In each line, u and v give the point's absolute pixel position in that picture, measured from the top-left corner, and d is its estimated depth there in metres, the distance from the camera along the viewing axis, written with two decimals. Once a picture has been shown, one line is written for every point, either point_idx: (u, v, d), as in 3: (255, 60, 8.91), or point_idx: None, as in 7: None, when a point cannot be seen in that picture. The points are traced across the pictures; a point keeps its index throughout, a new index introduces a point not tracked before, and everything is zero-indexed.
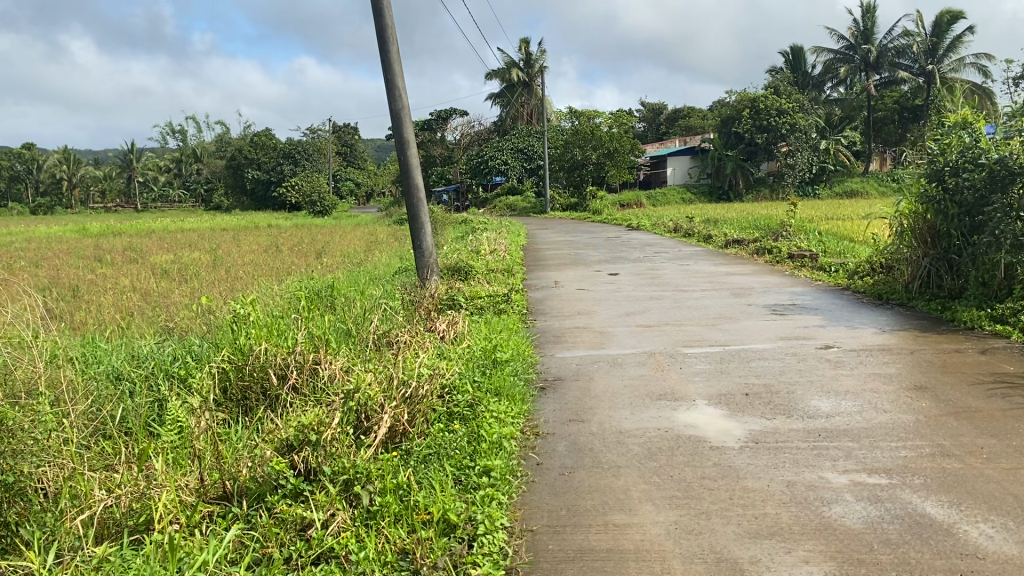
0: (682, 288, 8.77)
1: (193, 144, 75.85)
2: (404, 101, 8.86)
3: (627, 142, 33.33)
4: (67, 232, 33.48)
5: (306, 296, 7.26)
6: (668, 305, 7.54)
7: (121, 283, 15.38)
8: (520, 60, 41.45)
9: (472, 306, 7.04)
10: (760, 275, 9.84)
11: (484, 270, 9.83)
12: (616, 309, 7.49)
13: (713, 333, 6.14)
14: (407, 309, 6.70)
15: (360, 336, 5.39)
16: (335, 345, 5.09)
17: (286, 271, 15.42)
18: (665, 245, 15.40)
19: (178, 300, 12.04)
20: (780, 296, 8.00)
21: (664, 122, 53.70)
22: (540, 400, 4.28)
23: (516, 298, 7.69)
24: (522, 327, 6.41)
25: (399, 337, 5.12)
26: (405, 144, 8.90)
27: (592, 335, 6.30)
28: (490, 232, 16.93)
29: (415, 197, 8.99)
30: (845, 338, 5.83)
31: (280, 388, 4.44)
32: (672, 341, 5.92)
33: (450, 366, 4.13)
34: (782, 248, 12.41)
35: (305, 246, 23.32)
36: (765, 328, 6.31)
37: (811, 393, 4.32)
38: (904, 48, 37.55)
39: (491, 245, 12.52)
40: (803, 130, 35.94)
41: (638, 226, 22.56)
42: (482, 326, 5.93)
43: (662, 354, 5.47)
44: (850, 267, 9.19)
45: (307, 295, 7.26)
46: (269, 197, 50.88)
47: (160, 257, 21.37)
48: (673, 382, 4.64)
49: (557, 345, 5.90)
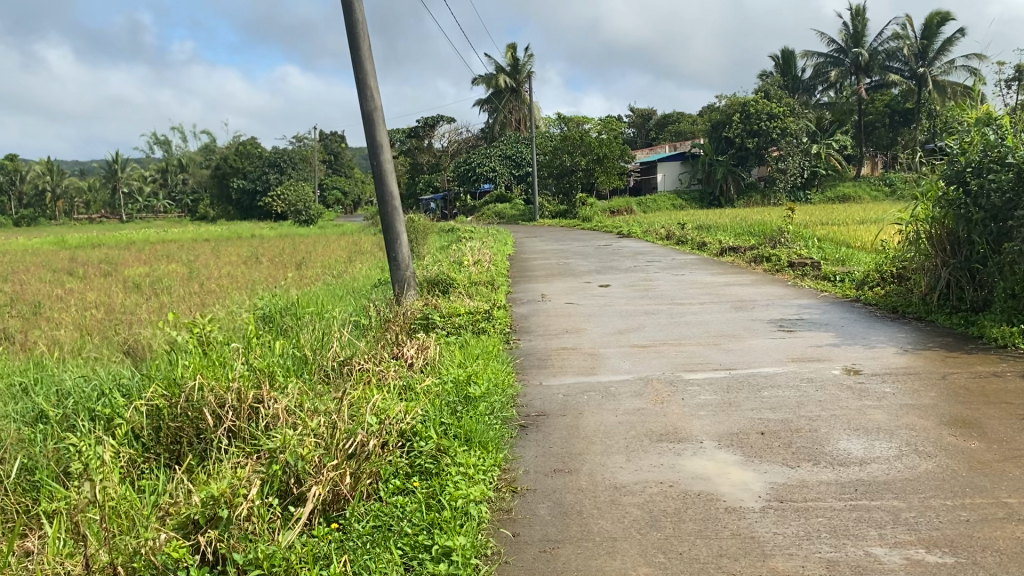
0: (679, 301, 8.14)
1: (180, 153, 75.02)
2: (377, 102, 8.23)
3: (617, 148, 32.74)
4: (46, 245, 32.66)
5: (266, 319, 6.60)
6: (664, 322, 6.90)
7: (88, 298, 14.62)
8: (507, 67, 40.86)
9: (449, 325, 6.40)
10: (759, 285, 9.24)
11: (466, 283, 9.20)
12: (608, 326, 6.86)
13: (715, 355, 5.50)
14: (375, 330, 6.05)
15: (317, 365, 4.75)
16: (284, 376, 4.45)
17: (263, 284, 14.76)
18: (658, 254, 14.79)
19: (145, 317, 11.37)
20: (785, 310, 7.37)
21: (653, 128, 53.24)
22: (516, 443, 3.64)
23: (499, 315, 7.05)
24: (501, 349, 5.76)
25: (359, 367, 4.48)
26: (377, 148, 8.26)
27: (581, 358, 5.66)
28: (476, 241, 16.28)
29: (389, 206, 8.35)
30: (865, 359, 5.21)
31: (213, 432, 3.80)
32: (670, 364, 5.28)
33: (413, 407, 3.49)
34: (781, 256, 11.81)
35: (286, 256, 22.60)
36: (772, 347, 5.68)
37: (837, 432, 3.69)
38: (894, 52, 37.23)
39: (474, 255, 11.88)
40: (795, 135, 35.55)
41: (629, 233, 22.01)
42: (457, 351, 5.28)
43: (660, 380, 4.83)
44: (858, 277, 8.60)
45: (268, 318, 6.60)
46: (255, 207, 50.19)
47: (134, 269, 20.60)
48: (673, 418, 4.00)
49: (540, 371, 5.26)
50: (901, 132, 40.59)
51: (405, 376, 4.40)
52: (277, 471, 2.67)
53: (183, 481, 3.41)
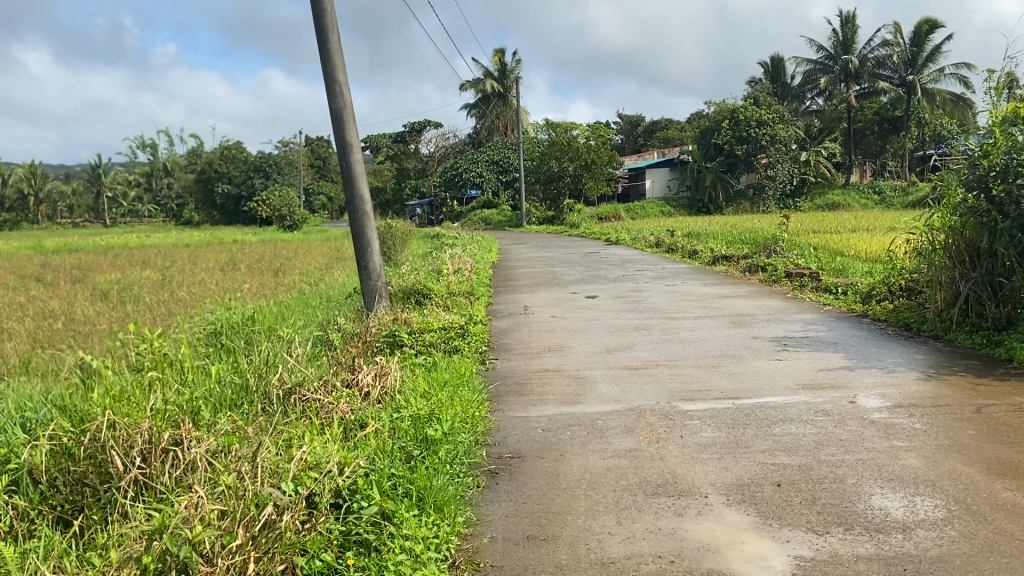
0: (672, 315, 7.53)
1: (165, 157, 74.29)
2: (346, 99, 7.60)
3: (605, 154, 32.25)
4: (21, 249, 31.85)
5: (217, 336, 5.98)
6: (657, 339, 6.29)
7: (51, 306, 13.91)
8: (495, 71, 40.35)
9: (418, 343, 5.77)
10: (757, 298, 8.67)
11: (444, 294, 8.57)
12: (595, 343, 6.24)
13: (715, 380, 4.88)
14: (334, 348, 5.43)
15: (259, 394, 4.13)
16: (216, 411, 3.82)
17: (235, 291, 14.11)
18: (647, 262, 14.20)
19: (103, 329, 10.69)
20: (788, 326, 6.77)
21: (642, 134, 52.84)
22: (483, 498, 3.02)
23: (475, 329, 6.41)
24: (475, 373, 5.13)
25: (304, 401, 3.88)
26: (346, 148, 7.61)
27: (565, 382, 5.04)
28: (458, 247, 15.69)
29: (360, 212, 7.73)
30: (884, 387, 4.61)
31: (118, 482, 3.16)
32: (664, 392, 4.65)
33: (356, 456, 2.88)
34: (776, 265, 11.27)
35: (265, 262, 21.90)
36: (779, 371, 5.06)
37: (868, 485, 3.06)
38: (883, 59, 36.72)
39: (454, 263, 11.23)
40: (784, 141, 35.20)
41: (616, 241, 21.46)
42: (423, 376, 4.65)
43: (655, 412, 4.20)
44: (864, 289, 8.03)
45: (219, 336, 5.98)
46: (240, 212, 49.47)
47: (106, 276, 19.87)
48: (672, 463, 3.37)
49: (516, 399, 4.62)
50: (890, 140, 40.29)
51: (357, 411, 3.80)
52: (154, 562, 2.06)
53: (71, 551, 2.79)
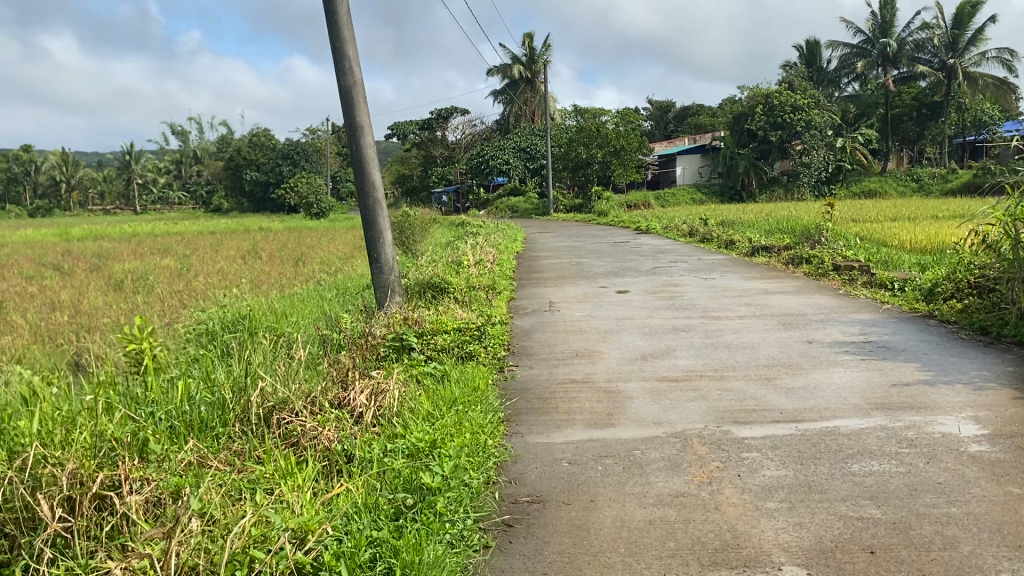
0: (713, 314, 6.82)
1: (196, 144, 74.46)
2: (355, 76, 6.94)
3: (634, 141, 31.30)
4: (48, 236, 31.72)
5: (206, 341, 5.36)
6: (699, 343, 5.60)
7: (64, 296, 13.48)
8: (522, 56, 39.55)
9: (429, 348, 5.11)
10: (804, 294, 7.93)
11: (463, 288, 7.91)
12: (629, 348, 5.56)
13: (771, 398, 4.17)
14: (334, 355, 4.79)
15: (231, 420, 3.48)
16: (175, 442, 3.18)
17: (251, 282, 13.57)
18: (682, 253, 13.43)
19: (109, 322, 10.18)
20: (845, 329, 6.02)
21: (672, 120, 51.78)
22: (490, 570, 2.37)
23: (494, 330, 5.74)
24: (490, 385, 4.45)
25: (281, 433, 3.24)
26: (357, 130, 6.95)
27: (593, 395, 4.37)
28: (481, 236, 15.01)
29: (371, 200, 7.08)
30: (974, 408, 3.88)
31: (37, 534, 2.54)
32: (711, 414, 3.96)
33: (324, 522, 2.22)
34: (822, 256, 10.49)
35: (288, 251, 21.39)
36: (846, 387, 4.34)
37: (991, 556, 2.35)
38: (923, 42, 35.42)
39: (476, 253, 10.55)
40: (819, 128, 34.06)
41: (648, 229, 20.70)
42: (428, 394, 3.96)
43: (703, 440, 3.52)
44: (927, 286, 7.23)
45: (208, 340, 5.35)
46: (267, 199, 49.28)
47: (126, 265, 19.44)
48: (729, 516, 2.69)
49: (537, 418, 3.95)
50: (929, 127, 39.01)
51: (342, 445, 3.14)
52: None
53: None
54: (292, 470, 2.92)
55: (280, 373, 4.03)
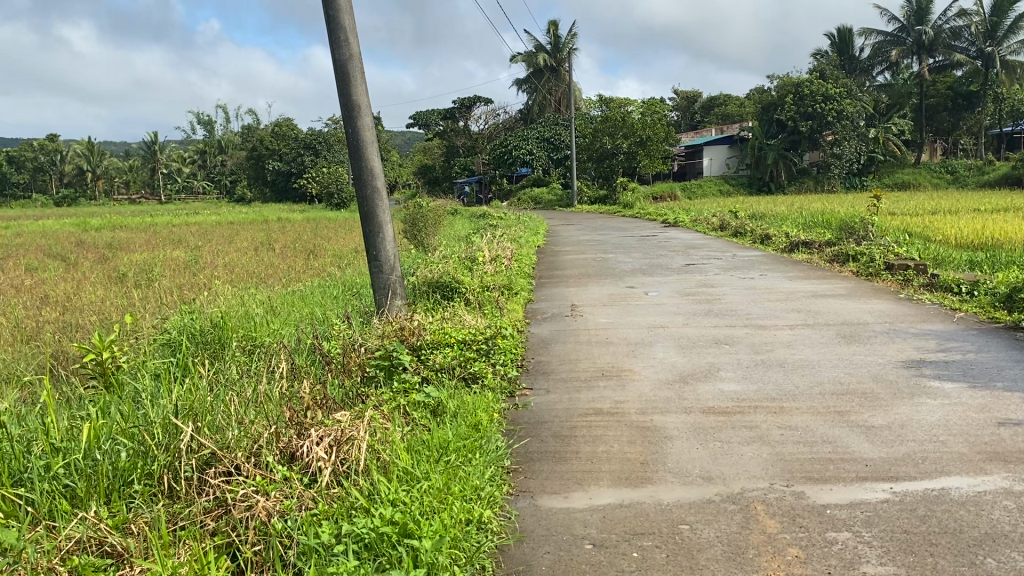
0: (759, 322, 5.95)
1: (220, 134, 74.21)
2: (351, 49, 6.07)
3: (661, 130, 30.14)
4: (65, 226, 31.28)
5: (168, 361, 4.59)
6: (748, 362, 4.71)
7: (63, 290, 12.83)
8: (547, 45, 38.65)
9: (425, 367, 4.30)
10: (859, 299, 7.02)
11: (475, 288, 7.06)
12: (664, 364, 4.72)
13: (855, 445, 3.29)
14: (306, 381, 3.99)
15: (148, 492, 2.71)
16: (62, 530, 2.42)
17: (257, 277, 12.84)
18: (714, 248, 12.51)
19: (95, 320, 9.40)
20: (919, 343, 5.11)
21: (699, 110, 50.64)
22: None
23: (503, 343, 4.89)
24: (495, 419, 3.62)
25: (207, 520, 2.45)
26: (353, 111, 6.11)
27: (623, 432, 3.51)
28: (501, 229, 14.14)
29: (369, 190, 6.23)
30: None
31: None
32: (777, 464, 3.09)
33: None
34: (872, 253, 9.56)
35: (302, 242, 20.63)
36: (941, 427, 3.45)
37: None
38: (960, 30, 33.94)
39: (491, 248, 9.69)
40: (852, 118, 32.70)
41: (676, 221, 19.79)
42: (415, 435, 3.13)
43: (770, 508, 2.69)
44: (1003, 291, 6.28)
45: (170, 361, 4.58)
46: (289, 189, 48.79)
47: (135, 256, 18.81)
48: None
49: (553, 468, 3.09)
50: (964, 117, 37.72)
51: (283, 532, 2.35)
52: None
53: None
54: (205, 567, 2.16)
55: (233, 409, 3.24)
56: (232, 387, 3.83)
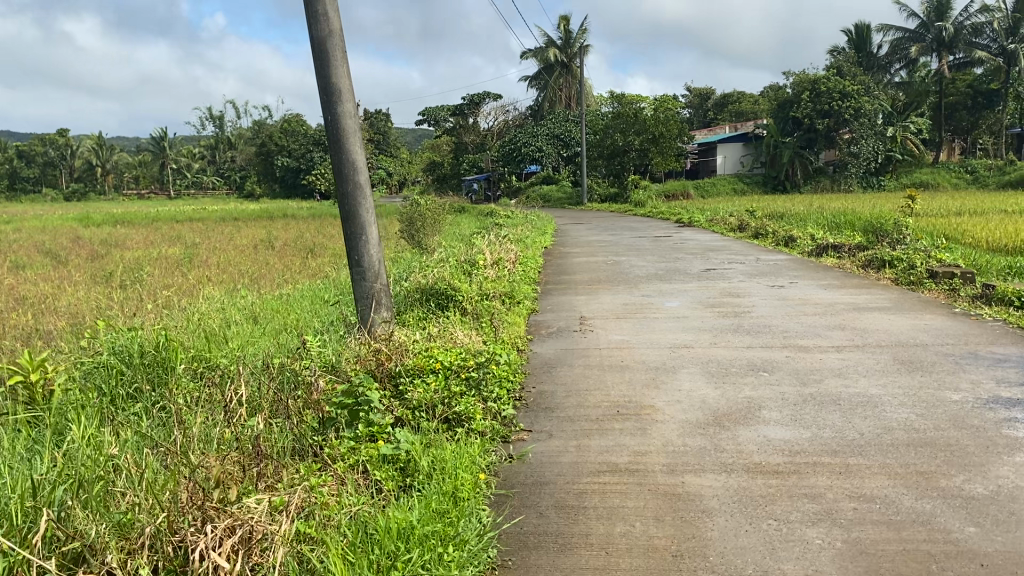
0: (800, 343, 5.12)
1: (231, 129, 73.70)
2: (331, 24, 5.06)
3: (675, 127, 29.22)
4: (67, 221, 30.68)
5: (93, 399, 3.78)
6: (794, 397, 3.90)
7: (45, 289, 12.09)
8: (558, 40, 37.79)
9: (402, 410, 3.44)
10: (908, 312, 6.20)
11: (474, 296, 6.23)
12: (692, 398, 3.92)
13: (958, 530, 2.47)
14: (244, 433, 3.12)
15: None
16: None
17: (250, 278, 12.06)
18: (734, 250, 11.69)
19: (62, 324, 8.62)
20: (996, 373, 4.27)
21: (712, 108, 49.70)
22: None
23: (497, 369, 4.07)
24: (480, 486, 2.79)
25: None
26: (331, 95, 5.10)
27: (648, 502, 2.70)
28: (507, 229, 13.33)
29: (351, 186, 5.26)
30: None
31: None
32: (856, 560, 2.30)
33: None
34: (911, 259, 8.71)
35: (303, 240, 19.90)
36: None
37: None
38: (981, 26, 32.93)
39: (495, 250, 8.89)
40: (869, 115, 31.71)
41: (689, 221, 18.98)
42: (369, 533, 2.26)
43: None
44: None
45: (96, 397, 3.77)
46: (297, 185, 48.11)
47: (130, 253, 18.09)
48: None
49: (551, 566, 2.28)
50: (983, 116, 36.75)
51: None
52: None
53: None
54: None
55: (131, 495, 2.42)
56: (151, 443, 2.98)
